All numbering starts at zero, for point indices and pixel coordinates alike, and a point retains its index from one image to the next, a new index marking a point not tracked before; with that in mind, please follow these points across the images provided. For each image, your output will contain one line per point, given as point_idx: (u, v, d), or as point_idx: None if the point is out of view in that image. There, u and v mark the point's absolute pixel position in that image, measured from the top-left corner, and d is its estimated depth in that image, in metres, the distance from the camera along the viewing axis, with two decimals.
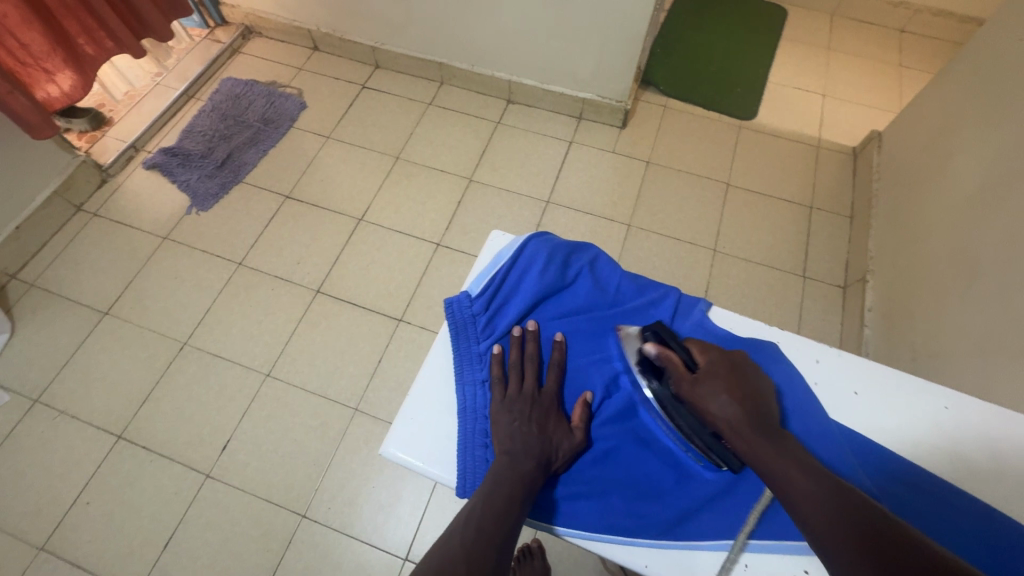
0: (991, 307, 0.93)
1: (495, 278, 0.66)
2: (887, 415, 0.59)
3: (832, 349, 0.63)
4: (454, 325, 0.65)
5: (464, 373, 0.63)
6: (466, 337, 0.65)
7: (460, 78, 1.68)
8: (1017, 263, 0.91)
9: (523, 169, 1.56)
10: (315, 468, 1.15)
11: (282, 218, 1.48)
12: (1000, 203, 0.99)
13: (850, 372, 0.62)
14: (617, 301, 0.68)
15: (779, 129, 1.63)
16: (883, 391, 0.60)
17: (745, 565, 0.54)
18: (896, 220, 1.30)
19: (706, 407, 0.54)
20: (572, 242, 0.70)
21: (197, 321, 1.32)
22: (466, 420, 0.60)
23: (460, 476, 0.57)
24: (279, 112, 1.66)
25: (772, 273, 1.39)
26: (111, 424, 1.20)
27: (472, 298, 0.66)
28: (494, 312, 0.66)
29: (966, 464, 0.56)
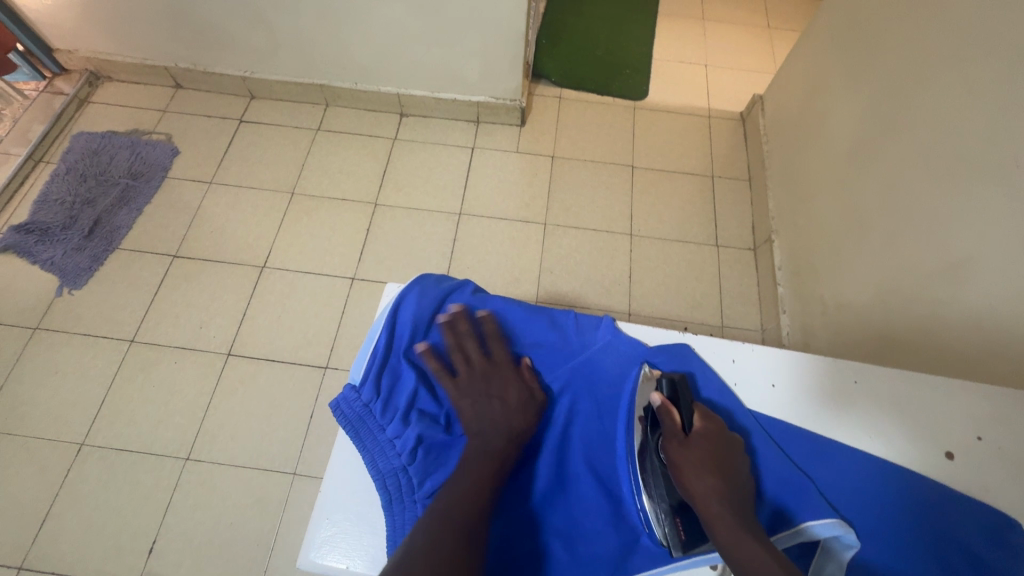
0: (884, 257, 1.00)
1: (374, 359, 0.63)
2: (804, 403, 0.61)
3: (744, 344, 0.65)
4: (350, 425, 0.61)
5: (379, 468, 0.58)
6: (367, 430, 0.60)
7: (346, 98, 1.59)
8: (899, 213, 0.97)
9: (428, 184, 1.50)
10: (260, 548, 1.06)
11: (173, 280, 1.34)
12: (876, 156, 1.05)
13: (765, 365, 0.63)
14: (513, 331, 0.67)
15: (671, 104, 1.67)
16: (796, 378, 0.62)
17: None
18: (788, 180, 1.37)
19: (689, 484, 0.52)
20: (445, 284, 0.69)
21: (92, 416, 1.18)
22: (393, 512, 0.56)
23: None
24: (147, 163, 1.50)
25: (688, 248, 1.43)
26: (6, 556, 1.04)
27: (358, 388, 0.62)
28: (386, 395, 0.62)
29: (883, 437, 0.58)
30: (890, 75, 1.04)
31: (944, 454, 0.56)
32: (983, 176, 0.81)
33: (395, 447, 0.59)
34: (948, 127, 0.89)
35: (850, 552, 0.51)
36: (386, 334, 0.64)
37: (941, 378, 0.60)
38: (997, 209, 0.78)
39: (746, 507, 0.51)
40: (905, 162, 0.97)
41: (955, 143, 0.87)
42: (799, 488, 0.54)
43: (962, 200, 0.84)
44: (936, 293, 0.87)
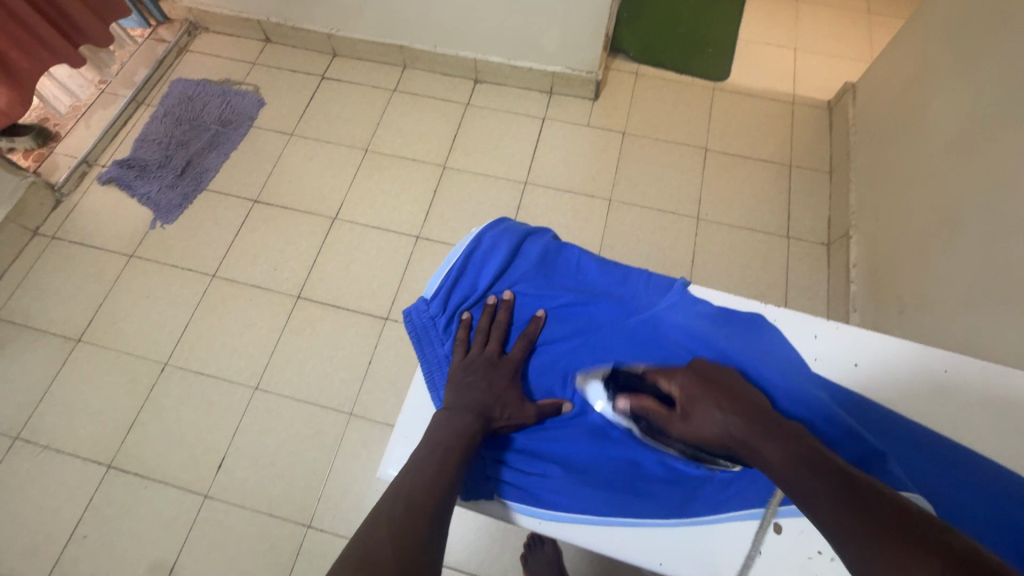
0: (973, 258, 0.94)
1: (448, 278, 0.68)
2: (884, 385, 0.61)
3: (829, 321, 0.64)
4: (416, 332, 0.67)
5: (435, 377, 0.65)
6: (429, 340, 0.67)
7: (423, 61, 1.61)
8: (999, 212, 0.91)
9: (497, 151, 1.51)
10: (316, 478, 1.13)
11: (253, 223, 1.42)
12: (979, 150, 0.98)
13: (851, 344, 0.63)
14: (581, 281, 0.70)
15: (753, 88, 1.60)
16: (882, 359, 0.62)
17: (758, 550, 0.59)
18: (874, 173, 1.30)
19: (703, 434, 0.55)
20: (528, 227, 0.72)
21: (176, 339, 1.28)
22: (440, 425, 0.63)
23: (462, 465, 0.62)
24: (236, 112, 1.58)
25: (756, 237, 1.38)
26: (98, 454, 1.16)
27: (429, 301, 0.67)
28: (452, 313, 0.67)
29: (969, 427, 0.59)
30: (1006, 63, 0.96)
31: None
32: None
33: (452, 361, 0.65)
34: None
35: None
36: (465, 260, 0.68)
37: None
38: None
39: (762, 414, 0.54)
40: (1010, 160, 0.90)
41: None
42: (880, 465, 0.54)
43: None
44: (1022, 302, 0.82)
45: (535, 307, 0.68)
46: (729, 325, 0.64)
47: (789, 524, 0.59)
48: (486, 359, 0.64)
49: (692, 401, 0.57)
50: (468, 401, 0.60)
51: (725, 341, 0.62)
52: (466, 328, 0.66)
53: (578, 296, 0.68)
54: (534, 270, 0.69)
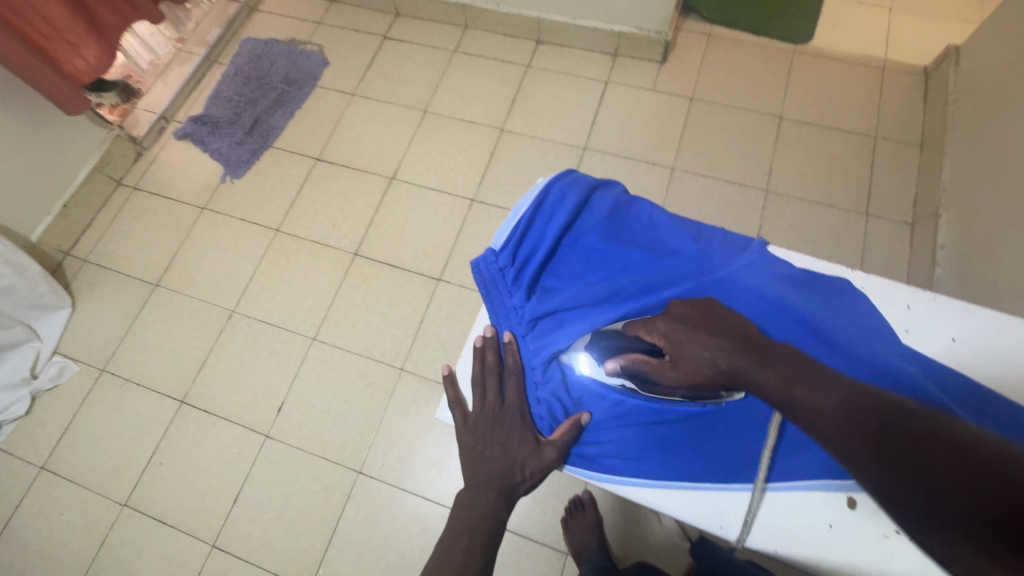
0: None
1: (516, 229, 0.63)
2: (978, 359, 0.56)
3: (923, 291, 0.59)
4: (484, 283, 0.64)
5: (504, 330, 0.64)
6: (498, 292, 0.64)
7: (485, 21, 1.58)
8: None
9: (556, 115, 1.47)
10: (367, 427, 1.18)
11: (314, 180, 1.46)
12: None
13: (948, 317, 0.58)
14: (649, 241, 0.64)
15: (839, 51, 1.47)
16: (981, 335, 0.57)
17: (829, 525, 0.56)
18: (974, 146, 1.17)
19: (701, 374, 0.54)
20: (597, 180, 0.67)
21: (242, 288, 1.35)
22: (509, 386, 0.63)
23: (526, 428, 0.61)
24: (301, 71, 1.61)
25: (831, 213, 1.29)
26: (172, 390, 1.26)
27: (497, 252, 0.64)
28: (521, 264, 0.64)
29: None
30: None
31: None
32: None
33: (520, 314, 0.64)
34: None
35: None
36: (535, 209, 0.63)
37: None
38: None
39: (757, 345, 0.53)
40: None
41: None
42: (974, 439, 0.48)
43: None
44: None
45: (598, 268, 0.64)
46: (812, 289, 0.60)
47: (865, 500, 0.56)
48: (486, 413, 0.62)
49: (677, 346, 0.55)
50: (483, 472, 0.59)
51: (798, 305, 0.57)
52: (455, 387, 0.64)
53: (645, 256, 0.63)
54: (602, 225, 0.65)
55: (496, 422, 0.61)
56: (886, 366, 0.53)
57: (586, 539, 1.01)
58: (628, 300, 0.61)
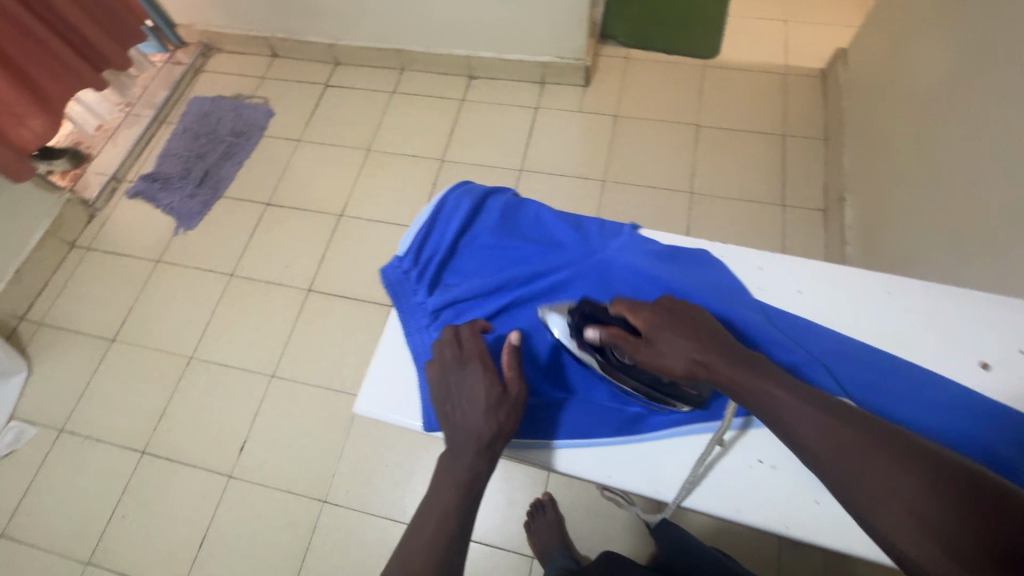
0: (955, 203, 0.93)
1: (421, 232, 0.61)
2: (838, 309, 0.57)
3: (795, 256, 0.60)
4: (389, 288, 0.59)
5: (413, 330, 0.57)
6: (403, 295, 0.59)
7: (420, 63, 1.68)
8: (973, 157, 0.90)
9: (493, 142, 1.56)
10: (330, 456, 1.20)
11: (266, 224, 1.51)
12: (954, 99, 0.97)
13: (816, 275, 0.59)
14: (554, 237, 0.62)
15: (745, 62, 1.60)
16: (848, 291, 0.58)
17: (716, 479, 0.55)
18: (866, 134, 1.28)
19: (669, 364, 0.49)
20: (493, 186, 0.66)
21: (199, 334, 1.37)
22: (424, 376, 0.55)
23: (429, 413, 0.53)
24: (248, 123, 1.69)
25: (752, 207, 1.38)
26: (133, 442, 1.26)
27: (400, 257, 0.60)
28: (426, 266, 0.60)
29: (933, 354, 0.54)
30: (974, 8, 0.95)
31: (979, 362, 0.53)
32: None
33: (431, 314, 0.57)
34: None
35: None
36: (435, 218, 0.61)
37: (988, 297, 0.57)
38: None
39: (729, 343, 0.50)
40: (982, 103, 0.89)
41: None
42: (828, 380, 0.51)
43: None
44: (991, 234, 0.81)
45: (505, 263, 0.60)
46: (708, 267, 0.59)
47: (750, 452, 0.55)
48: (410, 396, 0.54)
49: (658, 330, 0.50)
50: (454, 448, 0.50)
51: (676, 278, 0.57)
52: (369, 385, 0.56)
53: (551, 250, 0.61)
54: (503, 225, 0.62)
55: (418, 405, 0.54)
56: (752, 323, 0.54)
57: (548, 539, 1.03)
58: (521, 287, 0.58)
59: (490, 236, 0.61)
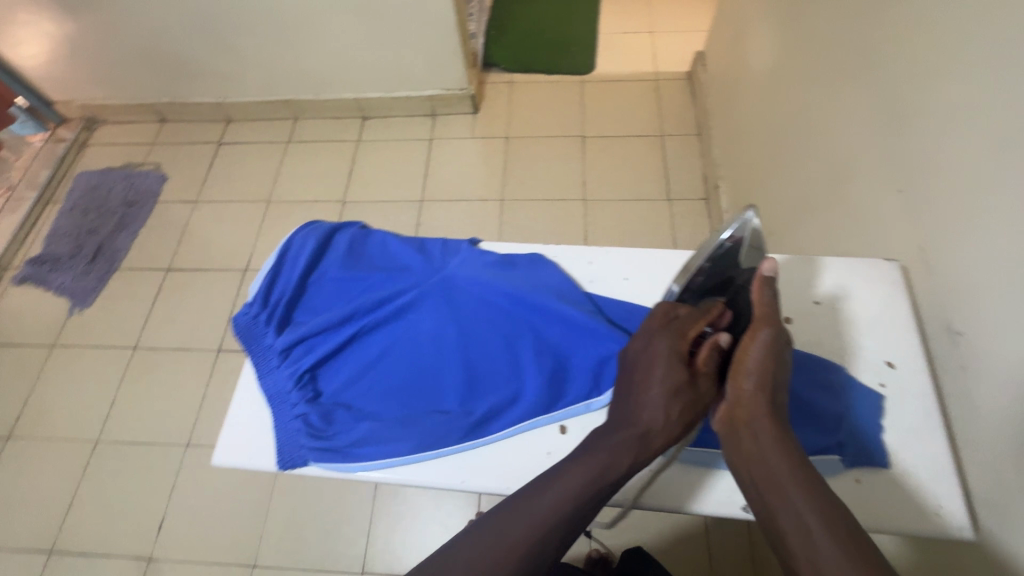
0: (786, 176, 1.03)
1: (269, 275, 0.62)
2: (656, 289, 0.60)
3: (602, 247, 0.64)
4: (242, 335, 0.60)
5: (266, 370, 0.58)
6: (255, 339, 0.60)
7: (311, 110, 1.70)
8: (791, 134, 1.00)
9: (392, 177, 1.59)
10: (255, 518, 1.16)
11: (168, 290, 1.47)
12: (774, 84, 1.08)
13: (622, 261, 0.62)
14: (400, 262, 0.65)
15: (619, 74, 1.72)
16: (652, 271, 0.61)
17: (548, 451, 0.52)
18: (725, 125, 1.40)
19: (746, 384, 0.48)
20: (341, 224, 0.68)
21: (105, 415, 1.31)
22: (278, 412, 0.55)
23: (281, 450, 0.53)
24: (140, 191, 1.65)
25: (641, 205, 1.47)
26: (39, 542, 1.17)
27: (251, 303, 0.61)
28: (276, 308, 0.61)
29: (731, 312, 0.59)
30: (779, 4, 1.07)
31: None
32: (840, 84, 0.82)
33: (282, 352, 0.58)
34: (814, 44, 0.91)
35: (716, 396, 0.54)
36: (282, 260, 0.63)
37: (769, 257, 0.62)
38: (848, 101, 0.79)
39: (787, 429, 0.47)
40: (792, 85, 0.99)
41: (822, 51, 0.88)
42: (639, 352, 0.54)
43: (824, 99, 0.86)
44: (816, 200, 0.90)
45: (355, 294, 0.62)
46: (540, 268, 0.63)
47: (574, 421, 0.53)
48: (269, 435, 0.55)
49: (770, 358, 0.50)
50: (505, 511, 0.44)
51: (507, 284, 0.60)
52: (224, 427, 0.56)
53: (396, 275, 0.63)
54: (352, 259, 0.64)
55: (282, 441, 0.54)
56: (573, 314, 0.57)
57: None
58: (368, 315, 0.60)
59: (339, 270, 0.63)
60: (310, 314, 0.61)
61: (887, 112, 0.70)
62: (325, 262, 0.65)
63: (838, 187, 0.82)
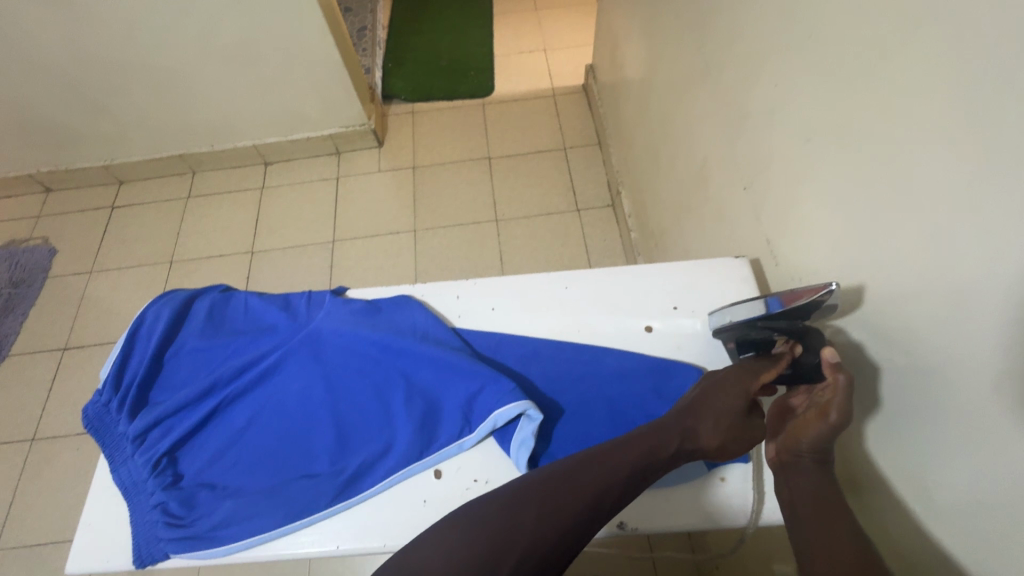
0: (668, 179, 1.06)
1: (117, 358, 0.59)
2: (522, 315, 0.60)
3: (466, 280, 0.64)
4: (94, 427, 0.56)
5: (119, 461, 0.54)
6: (109, 429, 0.56)
7: (208, 162, 1.65)
8: (665, 137, 1.04)
9: (301, 221, 1.55)
10: None
11: (66, 371, 1.37)
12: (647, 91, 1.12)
13: (485, 291, 0.62)
14: (261, 320, 0.63)
15: (517, 93, 1.75)
16: (514, 297, 0.62)
17: (424, 500, 0.50)
18: (617, 133, 1.44)
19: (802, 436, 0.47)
20: (195, 290, 0.65)
21: (2, 521, 1.19)
22: (133, 505, 0.52)
23: (137, 547, 0.50)
24: (27, 268, 1.53)
25: (552, 219, 1.49)
26: None
27: (101, 391, 0.58)
28: (127, 391, 0.58)
29: (592, 329, 0.59)
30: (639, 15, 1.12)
31: (644, 328, 0.59)
32: (693, 90, 0.86)
33: (135, 439, 0.55)
34: (669, 54, 0.95)
35: (588, 413, 0.54)
36: (131, 338, 0.60)
37: (626, 268, 0.63)
38: (703, 105, 0.83)
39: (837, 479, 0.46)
40: (660, 92, 1.04)
41: (674, 58, 0.93)
42: (500, 382, 0.53)
43: (684, 104, 0.90)
44: (692, 201, 0.93)
45: (215, 362, 0.60)
46: (400, 309, 0.62)
47: (449, 464, 0.52)
48: (126, 532, 0.51)
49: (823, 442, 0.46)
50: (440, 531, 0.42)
51: (369, 330, 0.58)
52: (77, 529, 0.52)
53: (254, 336, 0.61)
54: (208, 327, 0.62)
55: (151, 530, 0.50)
56: (433, 351, 0.56)
57: None
58: (228, 383, 0.57)
59: (193, 340, 0.60)
60: (168, 392, 0.58)
61: (731, 113, 0.74)
62: (181, 334, 0.62)
63: (706, 187, 0.86)
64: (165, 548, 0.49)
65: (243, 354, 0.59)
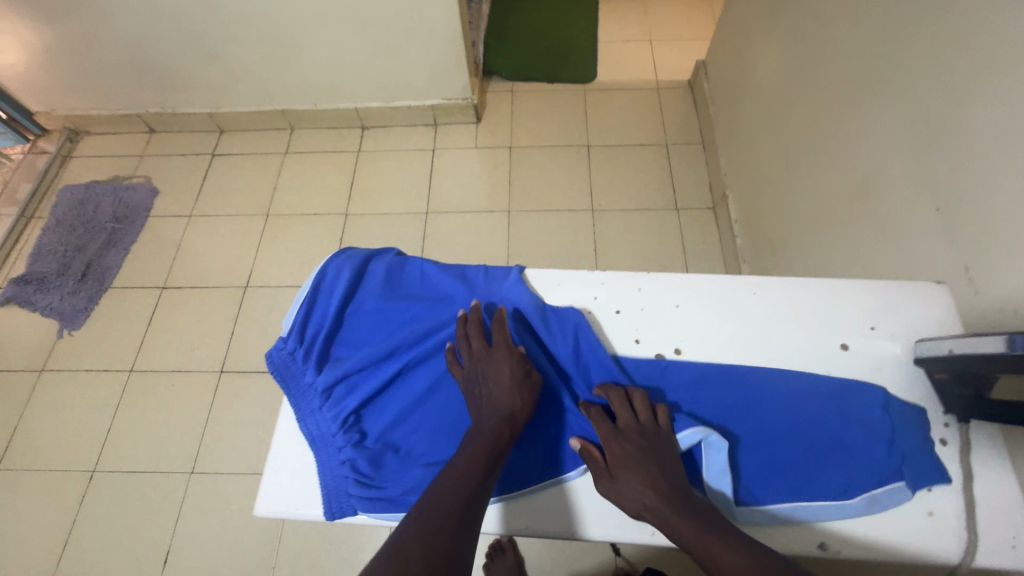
0: (801, 190, 1.03)
1: (300, 309, 0.59)
2: (707, 317, 0.61)
3: (650, 274, 0.64)
4: (278, 372, 0.57)
5: (305, 411, 0.55)
6: (292, 378, 0.57)
7: (308, 120, 1.66)
8: (804, 146, 1.01)
9: (395, 189, 1.56)
10: (268, 546, 1.11)
11: (163, 309, 1.41)
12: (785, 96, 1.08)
13: (669, 288, 0.63)
14: (436, 288, 0.62)
15: (620, 82, 1.71)
16: (700, 297, 0.62)
17: None
18: (729, 134, 1.40)
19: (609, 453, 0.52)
20: (370, 250, 0.65)
21: (101, 444, 1.24)
22: (322, 457, 0.53)
23: (329, 498, 0.51)
24: (129, 205, 1.58)
25: (649, 214, 1.46)
26: None
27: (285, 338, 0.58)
28: (311, 343, 0.58)
29: (780, 338, 0.60)
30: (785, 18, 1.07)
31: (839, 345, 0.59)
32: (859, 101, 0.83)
33: (321, 392, 0.56)
34: (828, 61, 0.91)
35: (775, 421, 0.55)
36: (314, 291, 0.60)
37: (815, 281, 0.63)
38: (874, 119, 0.79)
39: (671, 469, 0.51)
40: (805, 99, 1.00)
41: (836, 66, 0.89)
42: None
43: (844, 115, 0.86)
44: (837, 215, 0.90)
45: (392, 324, 0.60)
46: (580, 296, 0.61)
47: None
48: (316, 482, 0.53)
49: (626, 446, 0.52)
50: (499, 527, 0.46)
51: None
52: (265, 472, 0.53)
53: (432, 304, 0.60)
54: (385, 288, 0.62)
55: (342, 484, 0.52)
56: None
57: None
58: (411, 349, 0.57)
59: (373, 301, 0.60)
60: (348, 349, 0.59)
61: (918, 131, 0.70)
62: (359, 292, 0.62)
63: (864, 204, 0.82)
64: (358, 503, 0.51)
65: (423, 321, 0.59)
